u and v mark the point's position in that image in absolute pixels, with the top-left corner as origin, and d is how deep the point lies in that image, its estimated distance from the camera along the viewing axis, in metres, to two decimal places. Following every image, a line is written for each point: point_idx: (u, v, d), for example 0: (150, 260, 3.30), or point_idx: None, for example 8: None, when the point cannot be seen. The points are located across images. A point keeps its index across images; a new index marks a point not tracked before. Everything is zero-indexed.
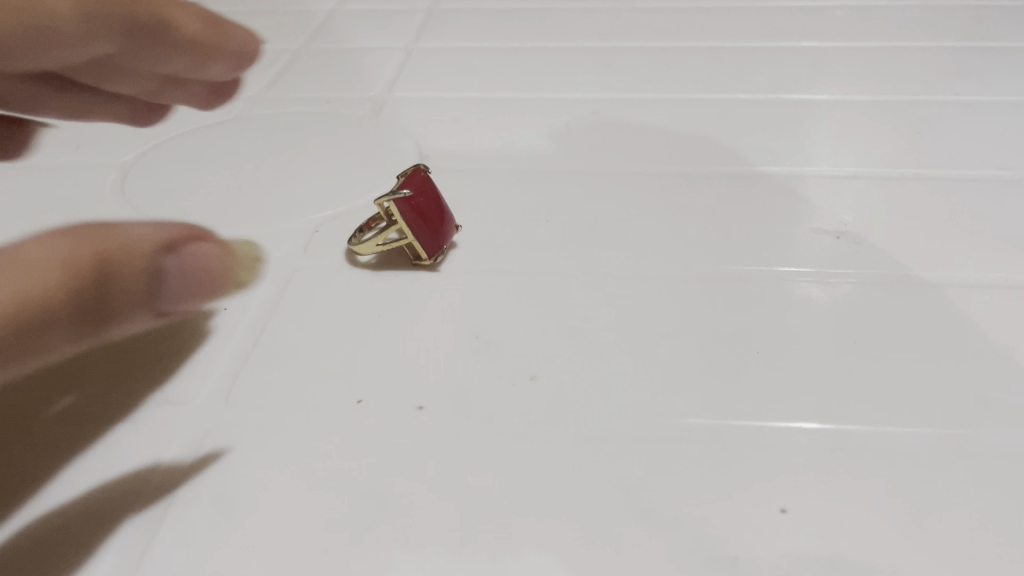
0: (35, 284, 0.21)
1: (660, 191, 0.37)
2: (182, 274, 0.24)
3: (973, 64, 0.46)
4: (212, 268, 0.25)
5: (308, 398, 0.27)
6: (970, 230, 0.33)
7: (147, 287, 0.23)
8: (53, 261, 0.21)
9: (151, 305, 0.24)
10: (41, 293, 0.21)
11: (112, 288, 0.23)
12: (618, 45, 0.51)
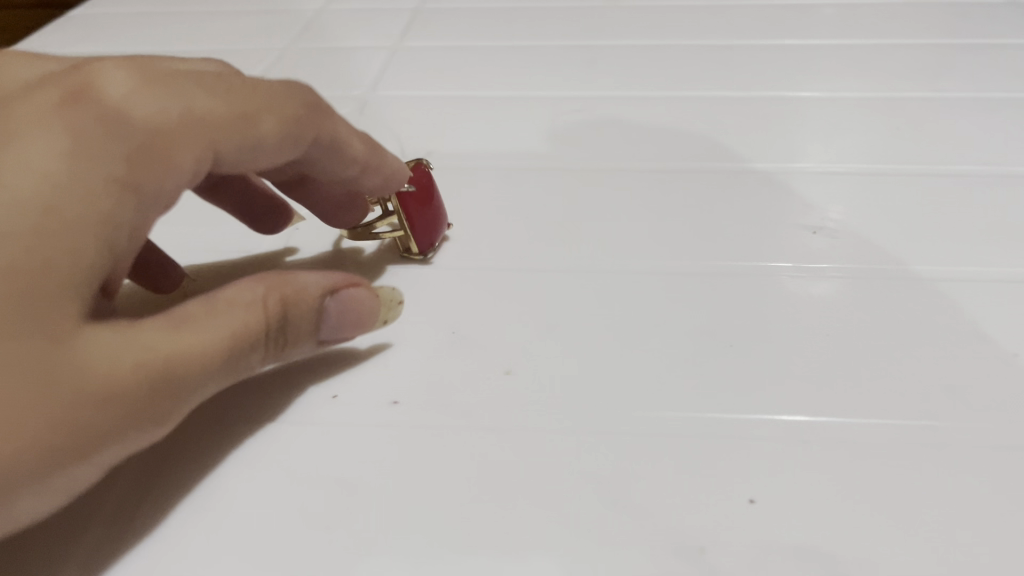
0: (239, 322, 0.24)
1: (641, 187, 0.37)
2: (345, 315, 0.27)
3: (957, 60, 0.47)
4: (368, 309, 0.27)
5: (281, 394, 0.27)
6: (947, 224, 0.33)
7: (315, 326, 0.26)
8: (251, 304, 0.25)
9: (315, 341, 0.27)
10: (245, 332, 0.24)
11: (293, 327, 0.26)
12: (603, 42, 0.52)
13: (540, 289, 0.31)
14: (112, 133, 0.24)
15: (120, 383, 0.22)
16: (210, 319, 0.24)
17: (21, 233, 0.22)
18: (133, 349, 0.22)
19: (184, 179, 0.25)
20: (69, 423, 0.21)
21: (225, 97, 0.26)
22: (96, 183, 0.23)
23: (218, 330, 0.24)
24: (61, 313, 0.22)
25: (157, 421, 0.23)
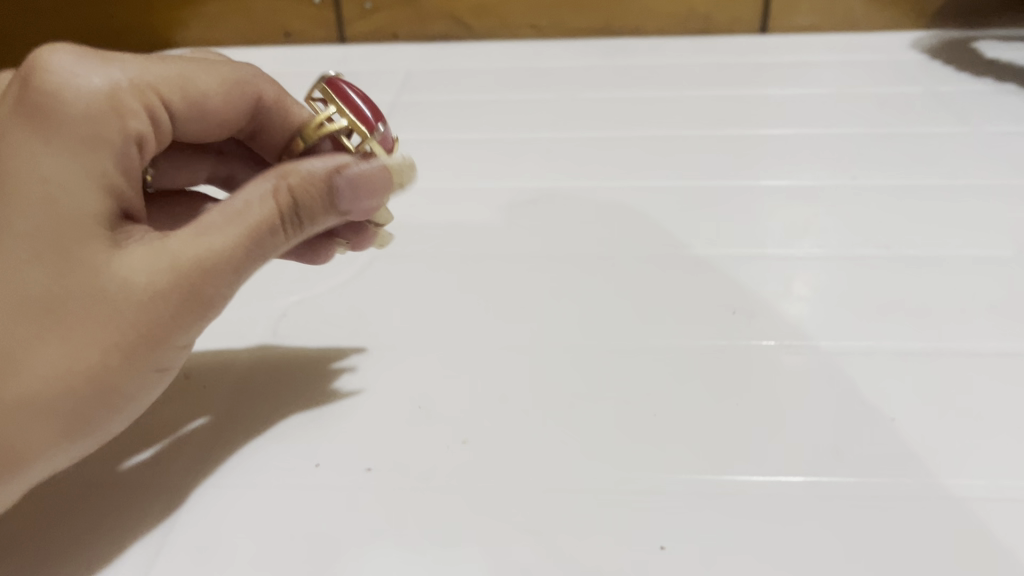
0: (253, 219, 0.32)
1: (586, 269, 0.42)
2: (354, 187, 0.34)
3: (872, 147, 0.53)
4: (383, 180, 0.35)
5: (262, 469, 0.31)
6: (849, 302, 0.38)
7: (329, 205, 0.34)
8: (263, 196, 0.32)
9: (337, 212, 0.34)
10: (257, 219, 0.32)
11: (307, 206, 0.33)
12: (560, 133, 0.58)
13: (493, 366, 0.35)
14: (68, 102, 0.30)
15: (159, 286, 0.30)
16: (235, 225, 0.32)
17: (54, 219, 0.30)
18: (156, 252, 0.31)
19: (137, 120, 0.32)
20: (118, 318, 0.30)
21: (149, 62, 0.34)
22: (80, 141, 0.30)
23: (237, 229, 0.32)
24: (103, 254, 0.30)
25: (201, 303, 0.31)
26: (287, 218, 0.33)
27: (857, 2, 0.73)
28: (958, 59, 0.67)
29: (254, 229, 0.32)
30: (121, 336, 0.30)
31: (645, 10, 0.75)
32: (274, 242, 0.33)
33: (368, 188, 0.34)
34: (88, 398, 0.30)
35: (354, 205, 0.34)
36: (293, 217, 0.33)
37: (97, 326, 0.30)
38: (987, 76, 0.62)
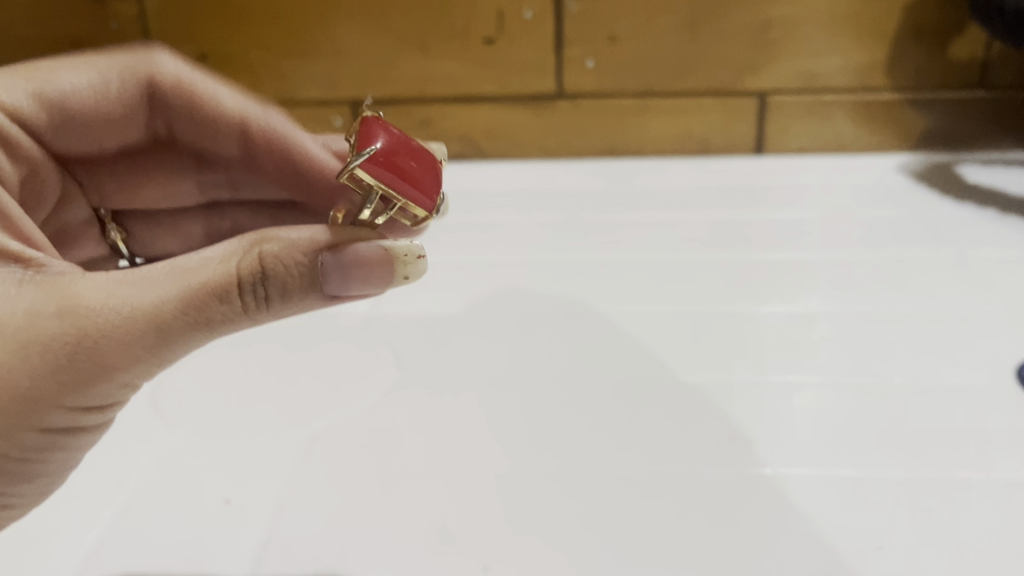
0: (189, 289, 0.34)
1: (593, 393, 0.45)
2: (347, 268, 0.35)
3: (860, 272, 0.56)
4: (381, 270, 0.36)
5: None
6: (838, 429, 0.41)
7: (311, 280, 0.35)
8: (231, 259, 0.34)
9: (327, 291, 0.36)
10: (209, 282, 0.34)
11: (280, 279, 0.34)
12: (566, 255, 0.61)
13: (508, 494, 0.38)
14: None
15: (52, 335, 0.33)
16: (178, 286, 0.34)
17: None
18: (66, 302, 0.33)
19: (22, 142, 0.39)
20: (3, 365, 0.33)
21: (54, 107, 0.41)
22: None
23: (162, 295, 0.34)
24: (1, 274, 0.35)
25: (101, 361, 0.34)
26: (247, 286, 0.34)
27: (845, 127, 0.78)
28: (942, 183, 0.71)
29: (193, 290, 0.34)
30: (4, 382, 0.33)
31: (646, 134, 0.80)
32: (221, 308, 0.34)
33: (362, 272, 0.35)
34: None
35: (338, 287, 0.35)
36: (255, 287, 0.34)
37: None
38: (968, 200, 0.67)
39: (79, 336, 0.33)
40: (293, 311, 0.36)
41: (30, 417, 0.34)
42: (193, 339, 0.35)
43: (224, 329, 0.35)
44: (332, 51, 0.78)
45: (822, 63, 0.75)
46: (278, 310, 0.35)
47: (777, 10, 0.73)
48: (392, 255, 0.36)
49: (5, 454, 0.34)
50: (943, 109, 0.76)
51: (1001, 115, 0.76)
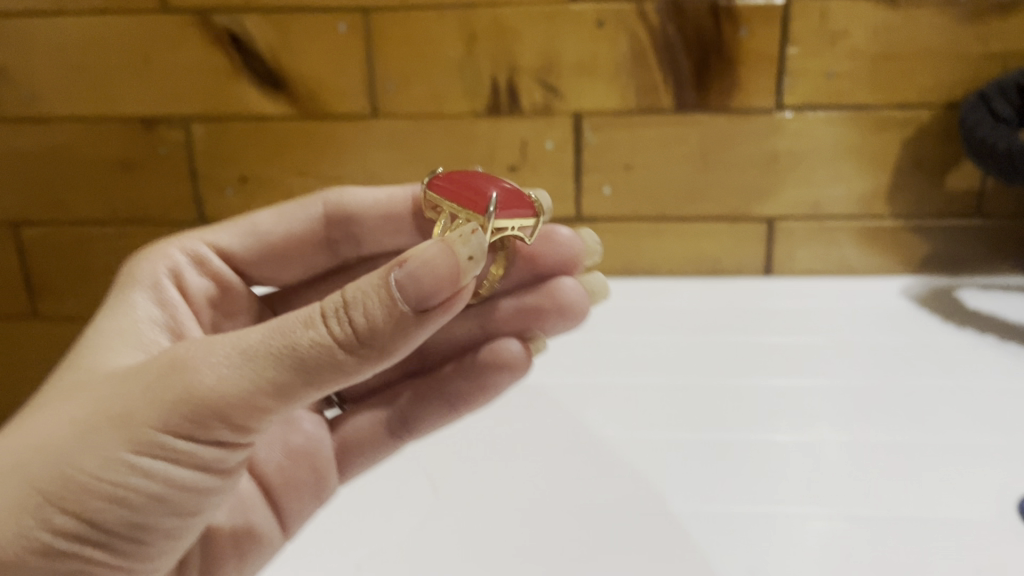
0: (269, 332, 0.39)
1: (619, 523, 0.48)
2: (414, 276, 0.38)
3: (867, 399, 0.60)
4: (448, 261, 0.38)
5: None
6: (854, 565, 0.43)
7: (388, 301, 0.38)
8: (315, 305, 0.39)
9: (408, 307, 0.38)
10: (291, 323, 0.39)
11: (358, 304, 0.38)
12: (587, 377, 0.65)
13: None
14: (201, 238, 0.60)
15: (149, 381, 0.40)
16: (263, 331, 0.39)
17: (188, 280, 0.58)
18: (165, 361, 0.40)
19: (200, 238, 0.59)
20: (111, 405, 0.40)
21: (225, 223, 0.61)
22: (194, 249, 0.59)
23: (248, 339, 0.39)
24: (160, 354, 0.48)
25: (184, 400, 0.38)
26: (331, 313, 0.38)
27: (850, 251, 0.82)
28: (943, 308, 0.74)
29: (280, 325, 0.39)
30: (104, 420, 0.39)
31: (660, 255, 0.84)
32: (306, 333, 0.38)
33: (428, 267, 0.38)
34: (54, 470, 0.38)
35: (414, 291, 0.38)
36: (336, 313, 0.38)
37: (107, 400, 0.40)
38: (970, 326, 0.70)
39: (176, 364, 0.39)
40: (386, 342, 0.39)
41: (126, 438, 0.39)
42: (278, 369, 0.38)
43: (316, 367, 0.38)
44: (366, 177, 0.83)
45: (827, 192, 0.80)
46: (370, 334, 0.38)
47: (784, 144, 0.78)
48: (455, 248, 0.39)
49: (91, 491, 0.39)
50: (942, 236, 0.81)
51: (998, 242, 0.80)
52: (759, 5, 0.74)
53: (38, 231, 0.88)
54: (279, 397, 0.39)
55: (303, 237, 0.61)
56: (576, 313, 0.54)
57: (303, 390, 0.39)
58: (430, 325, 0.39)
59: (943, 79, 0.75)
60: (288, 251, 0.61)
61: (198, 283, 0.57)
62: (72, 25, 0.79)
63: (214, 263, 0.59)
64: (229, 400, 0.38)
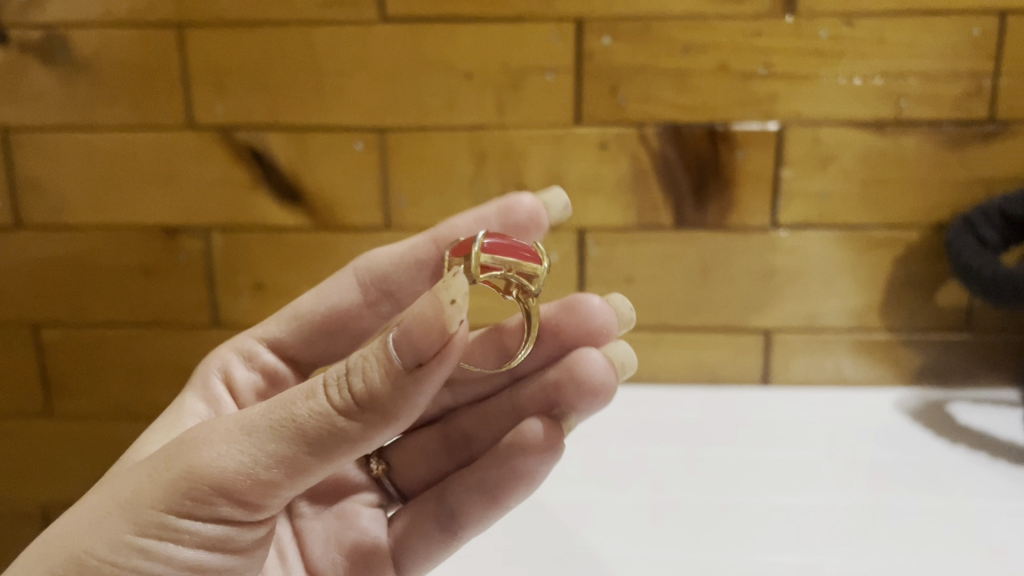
0: (275, 409, 0.43)
1: None
2: (407, 336, 0.40)
3: (861, 520, 0.61)
4: (436, 311, 0.40)
5: None
6: None
7: (388, 366, 0.41)
8: (329, 377, 0.43)
9: (405, 363, 0.41)
10: (300, 397, 0.42)
11: (366, 371, 0.41)
12: (591, 493, 0.67)
13: None
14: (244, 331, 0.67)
15: (157, 465, 0.44)
16: (273, 408, 0.43)
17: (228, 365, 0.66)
18: (175, 445, 0.44)
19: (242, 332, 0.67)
20: (123, 488, 0.44)
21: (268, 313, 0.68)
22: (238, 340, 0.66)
23: (256, 418, 0.43)
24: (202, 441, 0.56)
25: (184, 480, 0.42)
26: (332, 383, 0.42)
27: (844, 362, 0.84)
28: (939, 427, 0.76)
29: (284, 399, 0.43)
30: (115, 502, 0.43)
31: (661, 366, 0.86)
32: (306, 403, 0.42)
33: (415, 323, 0.40)
34: (68, 548, 0.43)
35: (409, 349, 0.40)
36: (338, 380, 0.42)
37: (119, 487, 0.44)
38: (963, 444, 0.72)
39: (182, 447, 0.44)
40: (391, 404, 0.41)
41: (135, 517, 0.42)
42: (282, 440, 0.42)
43: (318, 433, 0.41)
44: None
45: (821, 306, 0.83)
46: (370, 398, 0.41)
47: (780, 260, 0.82)
48: (439, 297, 0.40)
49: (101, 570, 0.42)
50: (934, 350, 0.83)
51: (989, 356, 0.83)
52: (753, 131, 0.79)
53: (56, 333, 0.90)
54: (284, 467, 0.42)
55: (346, 309, 0.65)
56: (604, 392, 0.54)
57: (305, 458, 0.42)
58: (430, 383, 0.41)
59: (929, 201, 0.79)
60: (332, 324, 0.65)
61: (246, 377, 0.65)
62: (103, 139, 0.83)
63: (262, 357, 0.65)
64: (233, 473, 0.42)
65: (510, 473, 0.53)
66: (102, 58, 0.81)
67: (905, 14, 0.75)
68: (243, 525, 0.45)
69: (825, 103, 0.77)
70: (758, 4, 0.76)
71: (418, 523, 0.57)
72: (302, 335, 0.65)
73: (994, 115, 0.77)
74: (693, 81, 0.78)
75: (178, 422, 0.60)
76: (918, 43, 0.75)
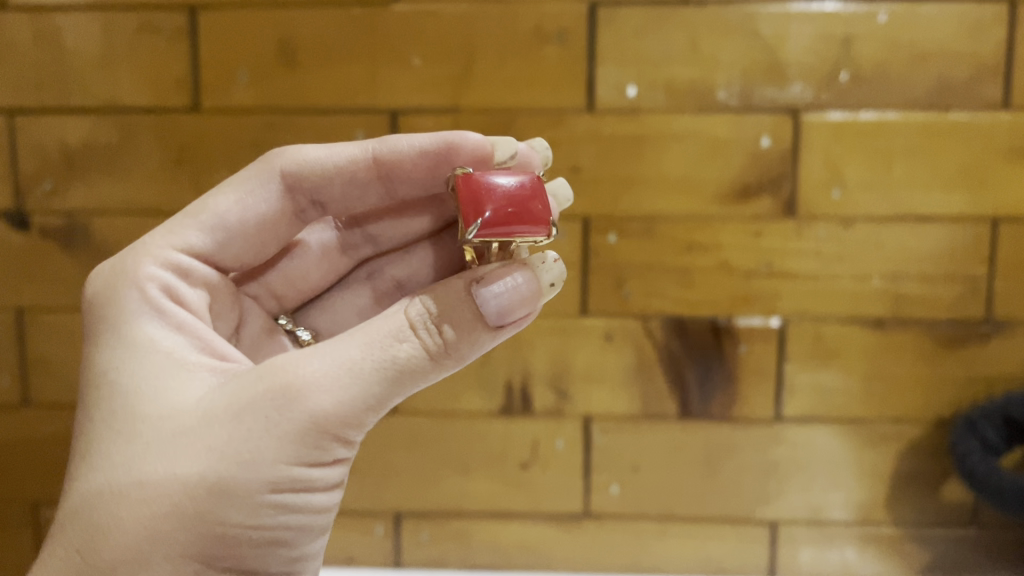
0: (370, 341, 0.46)
1: None
2: (500, 290, 0.47)
3: None
4: (535, 287, 0.48)
5: None
6: None
7: (476, 313, 0.47)
8: (404, 313, 0.47)
9: (487, 325, 0.47)
10: (391, 331, 0.46)
11: (454, 310, 0.47)
12: None
13: None
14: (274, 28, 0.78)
15: (253, 408, 0.44)
16: (369, 342, 0.46)
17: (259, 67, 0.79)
18: (268, 385, 0.45)
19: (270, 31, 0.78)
20: (229, 446, 0.44)
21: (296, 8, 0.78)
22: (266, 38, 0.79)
23: (357, 350, 0.46)
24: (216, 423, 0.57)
25: (305, 429, 0.44)
26: (418, 326, 0.46)
27: (850, 554, 0.83)
28: None
29: (375, 341, 0.46)
30: (225, 463, 0.44)
31: (666, 554, 0.85)
32: (403, 346, 0.46)
33: (511, 287, 0.47)
34: (195, 522, 0.43)
35: (497, 306, 0.47)
36: (424, 325, 0.47)
37: (215, 446, 0.44)
38: None
39: (284, 392, 0.44)
40: (470, 349, 0.47)
41: (261, 477, 0.44)
42: (385, 384, 0.45)
43: (412, 372, 0.46)
44: (381, 468, 0.85)
45: (826, 498, 0.83)
46: (456, 341, 0.47)
47: (783, 451, 0.82)
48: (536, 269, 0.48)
49: (229, 533, 0.44)
50: (940, 545, 0.83)
51: (995, 549, 0.82)
52: (756, 326, 0.80)
53: (53, 511, 0.89)
54: (380, 407, 0.46)
55: (271, 219, 0.58)
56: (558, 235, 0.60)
57: (399, 396, 0.46)
58: (498, 338, 0.49)
59: (930, 397, 0.80)
60: (260, 235, 0.58)
61: (194, 297, 0.54)
62: None
63: (197, 272, 0.55)
64: (344, 422, 0.45)
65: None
66: (120, 244, 0.83)
67: (900, 219, 0.78)
68: (338, 476, 0.48)
69: (824, 301, 0.80)
70: (758, 206, 0.79)
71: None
72: (228, 243, 0.57)
73: (990, 315, 0.79)
74: (697, 277, 0.80)
75: (138, 359, 0.48)
76: (913, 245, 0.78)
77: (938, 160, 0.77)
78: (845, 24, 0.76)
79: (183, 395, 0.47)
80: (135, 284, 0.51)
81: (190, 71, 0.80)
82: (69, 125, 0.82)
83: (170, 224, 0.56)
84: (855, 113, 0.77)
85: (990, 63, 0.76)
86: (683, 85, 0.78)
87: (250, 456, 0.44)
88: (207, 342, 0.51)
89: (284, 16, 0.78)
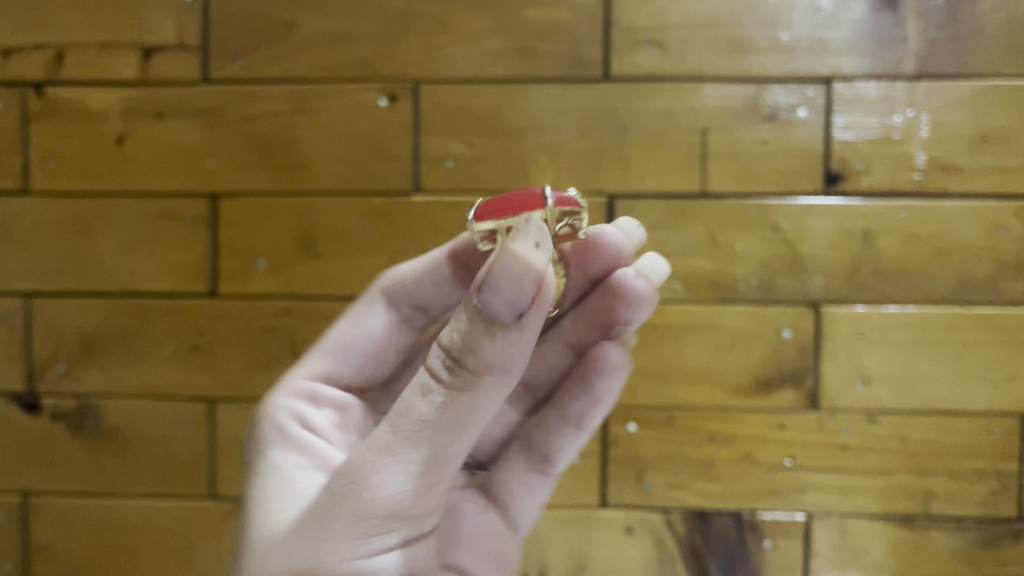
0: (410, 398, 0.43)
1: None
2: (501, 282, 0.39)
3: None
4: (528, 261, 0.39)
5: None
6: None
7: (488, 323, 0.40)
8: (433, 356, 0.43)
9: (511, 316, 0.40)
10: (422, 382, 0.43)
11: (470, 337, 0.41)
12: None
13: None
14: (301, 220, 0.79)
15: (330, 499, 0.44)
16: (409, 400, 0.43)
17: (281, 262, 0.79)
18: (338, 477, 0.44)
19: (295, 223, 0.79)
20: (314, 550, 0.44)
21: (321, 200, 0.79)
22: (290, 230, 0.79)
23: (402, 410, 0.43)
24: None
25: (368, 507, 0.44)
26: (443, 367, 0.42)
27: None
28: None
29: (406, 398, 0.43)
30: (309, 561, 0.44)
31: None
32: (427, 401, 0.43)
33: (506, 276, 0.39)
34: None
35: (500, 305, 0.39)
36: (442, 363, 0.42)
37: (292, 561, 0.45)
38: None
39: (346, 484, 0.44)
40: (500, 348, 0.41)
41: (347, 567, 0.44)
42: (431, 435, 0.43)
43: (449, 409, 0.43)
44: None
45: None
46: (483, 363, 0.41)
47: None
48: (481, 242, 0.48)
49: None
50: None
51: None
52: (780, 520, 0.79)
53: None
54: (429, 457, 0.44)
55: (387, 336, 0.60)
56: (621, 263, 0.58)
57: (451, 436, 0.44)
58: (524, 330, 0.41)
59: None
60: (372, 356, 0.60)
61: (319, 418, 0.56)
62: (125, 506, 0.84)
63: (326, 396, 0.58)
64: (399, 495, 0.44)
65: (579, 393, 0.57)
66: (133, 428, 0.82)
67: (926, 414, 0.77)
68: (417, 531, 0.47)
69: (850, 496, 0.78)
70: (780, 399, 0.77)
71: (511, 483, 0.58)
72: (363, 365, 0.60)
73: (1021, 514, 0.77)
74: (720, 470, 0.78)
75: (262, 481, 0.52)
76: (941, 440, 0.77)
77: (964, 356, 0.76)
78: (864, 219, 0.76)
79: (270, 518, 0.48)
80: (271, 417, 0.56)
81: (209, 259, 0.80)
82: (85, 310, 0.82)
83: (304, 359, 0.60)
84: (878, 307, 0.76)
85: (1012, 259, 0.76)
86: (703, 277, 0.77)
87: (318, 566, 0.44)
88: (325, 458, 0.53)
89: (304, 206, 0.79)
